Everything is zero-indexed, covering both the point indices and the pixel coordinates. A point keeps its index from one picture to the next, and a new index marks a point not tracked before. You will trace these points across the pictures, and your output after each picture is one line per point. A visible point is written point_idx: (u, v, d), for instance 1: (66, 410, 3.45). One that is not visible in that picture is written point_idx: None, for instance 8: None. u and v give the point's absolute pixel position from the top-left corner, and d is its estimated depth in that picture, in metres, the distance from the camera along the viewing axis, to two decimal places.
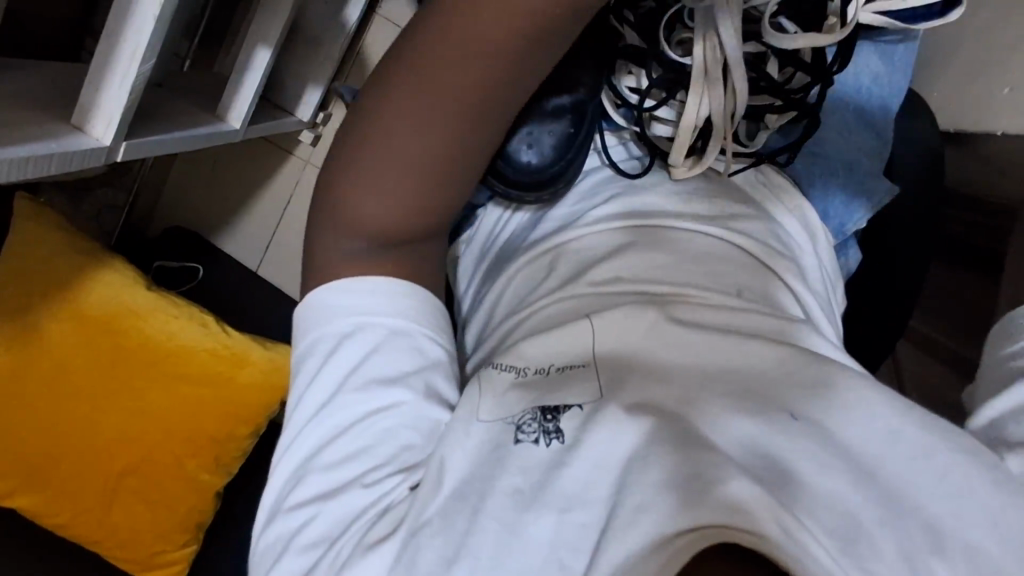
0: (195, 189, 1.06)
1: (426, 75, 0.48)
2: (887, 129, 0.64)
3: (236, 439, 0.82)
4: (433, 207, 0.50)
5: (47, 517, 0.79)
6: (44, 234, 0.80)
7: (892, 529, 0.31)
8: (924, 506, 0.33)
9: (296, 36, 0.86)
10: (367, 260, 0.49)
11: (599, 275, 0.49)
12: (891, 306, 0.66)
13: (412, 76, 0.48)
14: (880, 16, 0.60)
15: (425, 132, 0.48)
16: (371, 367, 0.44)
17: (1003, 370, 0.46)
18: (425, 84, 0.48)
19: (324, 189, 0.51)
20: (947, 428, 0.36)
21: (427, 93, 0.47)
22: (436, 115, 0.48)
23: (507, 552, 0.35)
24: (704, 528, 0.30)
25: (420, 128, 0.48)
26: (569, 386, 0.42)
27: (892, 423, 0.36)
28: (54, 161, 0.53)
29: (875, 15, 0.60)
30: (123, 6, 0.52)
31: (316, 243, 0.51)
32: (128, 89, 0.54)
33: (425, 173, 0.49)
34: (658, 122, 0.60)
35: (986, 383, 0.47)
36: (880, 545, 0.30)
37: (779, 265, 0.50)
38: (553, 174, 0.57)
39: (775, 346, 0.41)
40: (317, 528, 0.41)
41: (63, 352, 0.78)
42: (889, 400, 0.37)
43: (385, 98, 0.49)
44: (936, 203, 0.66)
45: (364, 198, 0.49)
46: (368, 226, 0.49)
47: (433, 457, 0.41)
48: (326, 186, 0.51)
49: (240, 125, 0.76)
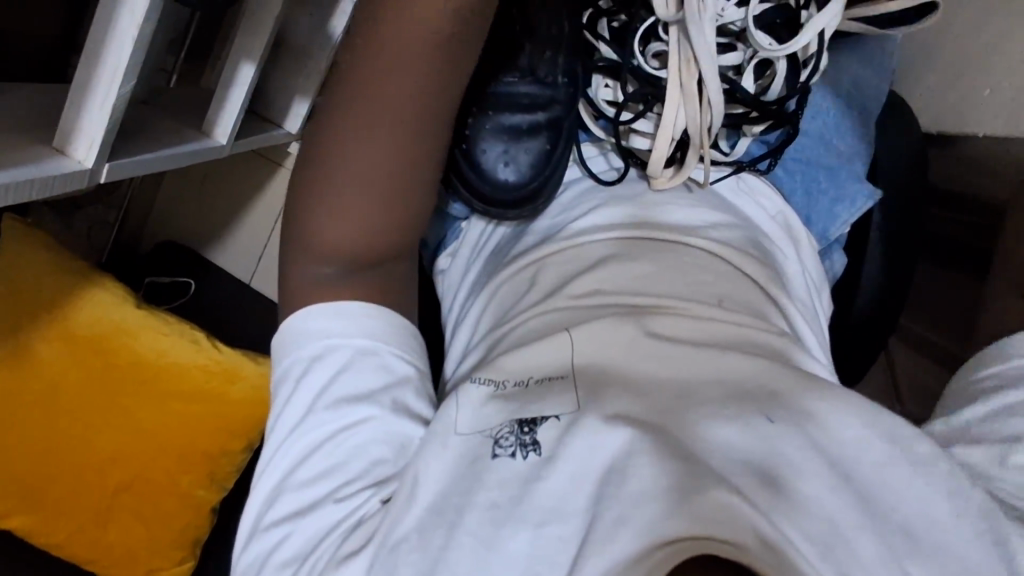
0: (184, 205, 1.06)
1: (393, 103, 0.49)
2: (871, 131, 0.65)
3: (230, 453, 0.82)
4: (407, 219, 0.52)
5: (42, 537, 0.79)
6: (36, 255, 0.80)
7: (865, 541, 0.32)
8: (898, 510, 0.34)
9: (283, 49, 0.86)
10: (344, 281, 0.49)
11: (576, 288, 0.49)
12: (875, 315, 0.66)
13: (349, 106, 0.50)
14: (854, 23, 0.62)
15: (382, 133, 0.49)
16: (341, 385, 0.45)
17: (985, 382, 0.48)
18: (376, 110, 0.49)
19: (296, 221, 0.51)
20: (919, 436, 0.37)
21: (397, 112, 0.49)
22: (391, 107, 0.49)
23: (485, 569, 0.35)
24: (694, 538, 0.30)
25: (380, 138, 0.49)
26: (548, 398, 0.42)
27: (862, 434, 0.36)
28: (35, 185, 0.53)
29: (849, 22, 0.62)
30: (101, 29, 0.52)
31: (291, 271, 0.51)
32: (109, 110, 0.54)
33: (398, 188, 0.50)
34: (637, 135, 0.61)
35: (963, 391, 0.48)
36: (858, 554, 0.31)
37: (762, 276, 0.50)
38: (534, 188, 0.57)
39: (758, 358, 0.42)
40: (291, 547, 0.41)
41: (53, 373, 0.78)
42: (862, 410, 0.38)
43: (354, 125, 0.49)
44: (919, 204, 0.66)
45: (338, 224, 0.49)
46: (348, 250, 0.50)
47: (408, 470, 0.41)
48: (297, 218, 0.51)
49: (227, 140, 0.76)
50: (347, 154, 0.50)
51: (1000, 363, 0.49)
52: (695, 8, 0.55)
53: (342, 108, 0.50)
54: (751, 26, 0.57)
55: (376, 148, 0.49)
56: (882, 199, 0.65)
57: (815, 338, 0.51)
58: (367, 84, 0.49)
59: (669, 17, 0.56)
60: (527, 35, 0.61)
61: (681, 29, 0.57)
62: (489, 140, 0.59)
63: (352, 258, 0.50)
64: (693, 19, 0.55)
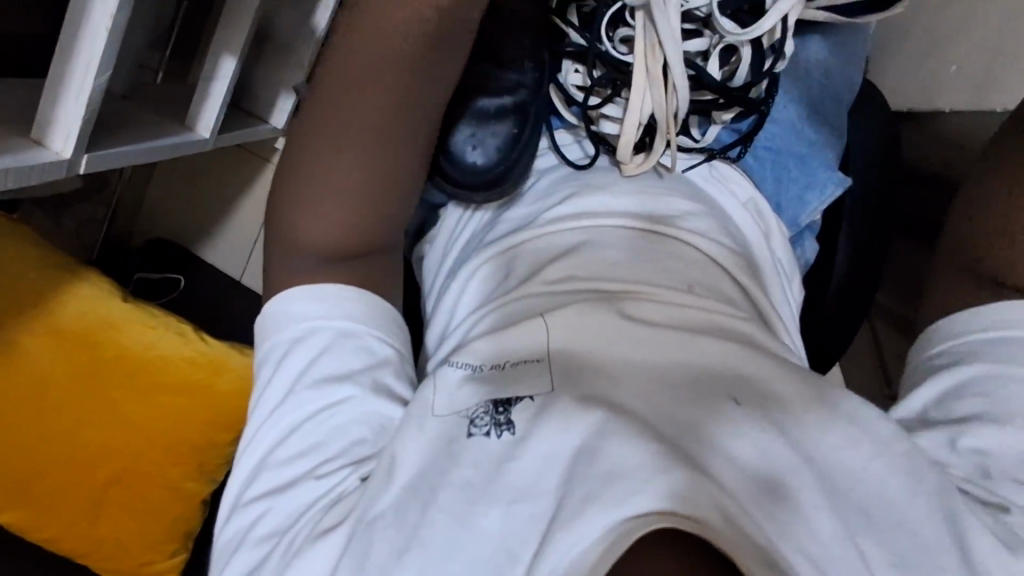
0: (173, 202, 1.06)
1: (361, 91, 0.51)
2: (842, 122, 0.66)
3: (219, 446, 0.83)
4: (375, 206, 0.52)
5: (33, 532, 0.80)
6: (21, 250, 0.79)
7: (818, 517, 0.34)
8: (852, 490, 0.36)
9: (266, 44, 0.86)
10: (326, 270, 0.50)
11: (550, 273, 0.49)
12: (851, 299, 0.67)
13: (324, 96, 0.52)
14: (823, 12, 0.61)
15: (349, 121, 0.51)
16: (324, 365, 0.45)
17: (930, 364, 0.49)
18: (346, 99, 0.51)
19: (274, 209, 0.53)
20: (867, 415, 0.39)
21: (362, 99, 0.51)
22: (359, 96, 0.51)
23: (456, 545, 0.35)
24: (654, 515, 0.32)
25: (346, 125, 0.51)
26: (524, 379, 0.42)
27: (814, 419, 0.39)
28: (13, 176, 0.53)
29: (818, 11, 0.61)
30: (75, 20, 0.53)
31: (271, 258, 0.52)
32: (85, 103, 0.54)
33: (363, 175, 0.51)
34: (607, 120, 0.61)
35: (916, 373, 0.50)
36: (812, 531, 0.33)
37: (733, 265, 0.51)
38: (498, 173, 0.58)
39: (726, 342, 0.43)
40: (269, 522, 0.42)
41: (41, 367, 0.78)
42: (810, 394, 0.40)
43: (325, 113, 0.51)
44: (891, 185, 0.67)
45: (310, 208, 0.51)
46: (316, 233, 0.50)
47: (387, 449, 0.41)
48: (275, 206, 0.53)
49: (210, 134, 0.76)
50: (318, 142, 0.51)
51: (941, 343, 0.50)
52: None
53: (319, 99, 0.52)
54: (716, 12, 0.57)
55: (344, 134, 0.51)
56: (854, 187, 0.66)
57: (784, 324, 0.51)
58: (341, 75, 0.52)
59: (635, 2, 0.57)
60: (494, 23, 0.62)
61: (647, 15, 0.58)
62: (459, 125, 0.59)
63: (323, 244, 0.50)
64: (659, 4, 0.56)
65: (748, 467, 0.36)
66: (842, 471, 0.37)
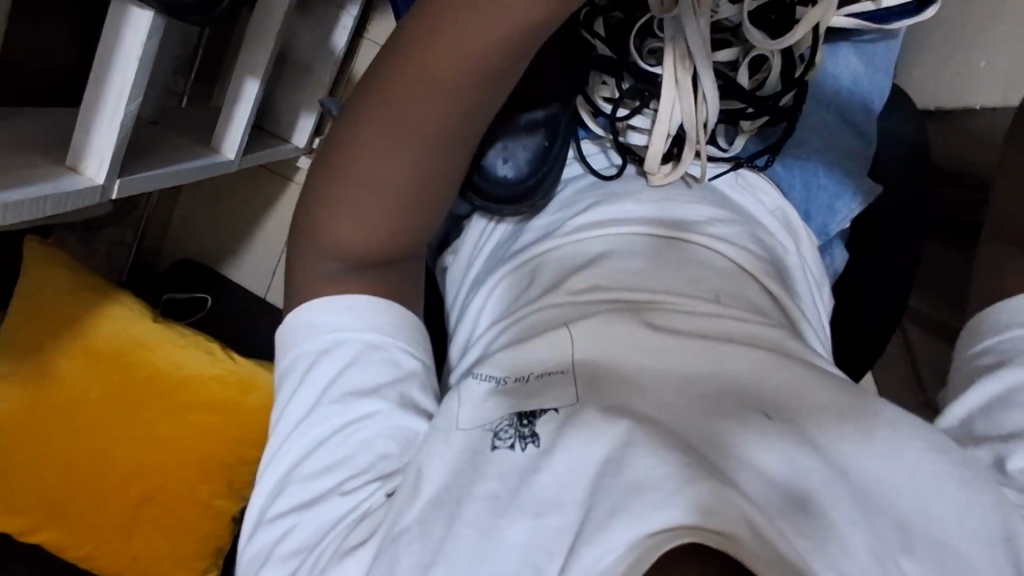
0: (200, 223, 1.08)
1: (398, 106, 0.49)
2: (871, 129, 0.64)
3: (248, 464, 0.84)
4: (407, 224, 0.51)
5: (68, 550, 0.81)
6: (53, 275, 0.80)
7: (857, 532, 0.33)
8: (896, 504, 0.35)
9: (288, 66, 0.88)
10: (346, 276, 0.50)
11: (575, 283, 0.49)
12: (879, 304, 0.66)
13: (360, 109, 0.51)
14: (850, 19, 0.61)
15: (386, 138, 0.50)
16: (349, 379, 0.45)
17: (972, 368, 0.48)
18: (382, 113, 0.50)
19: (304, 219, 0.52)
20: (908, 423, 0.38)
21: (399, 116, 0.49)
22: (397, 112, 0.49)
23: (482, 558, 0.35)
24: (674, 530, 0.31)
25: (381, 142, 0.50)
26: (548, 391, 0.42)
27: (853, 428, 0.38)
28: (49, 202, 0.54)
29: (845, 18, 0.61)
30: (107, 51, 0.54)
31: (298, 255, 0.52)
32: (117, 129, 0.56)
33: (396, 193, 0.50)
34: (634, 131, 0.61)
35: (958, 377, 0.48)
36: (852, 546, 0.32)
37: (762, 272, 0.50)
38: (530, 185, 0.57)
39: (754, 351, 0.42)
40: (296, 537, 0.42)
41: (76, 388, 0.80)
42: (846, 403, 0.39)
43: (360, 127, 0.50)
44: (923, 188, 0.66)
45: (343, 223, 0.50)
46: (348, 248, 0.50)
47: (412, 462, 0.41)
48: (305, 217, 0.52)
49: (235, 155, 0.78)
50: (352, 157, 0.50)
51: (996, 336, 0.47)
52: (689, 6, 0.55)
53: (355, 112, 0.51)
54: (744, 22, 0.56)
55: (379, 151, 0.50)
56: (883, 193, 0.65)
57: (814, 331, 0.51)
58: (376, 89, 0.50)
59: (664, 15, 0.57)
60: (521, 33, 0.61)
61: (676, 26, 0.57)
62: (489, 138, 0.58)
63: (356, 261, 0.50)
64: (688, 16, 0.55)
65: (776, 478, 0.35)
66: (876, 479, 0.36)
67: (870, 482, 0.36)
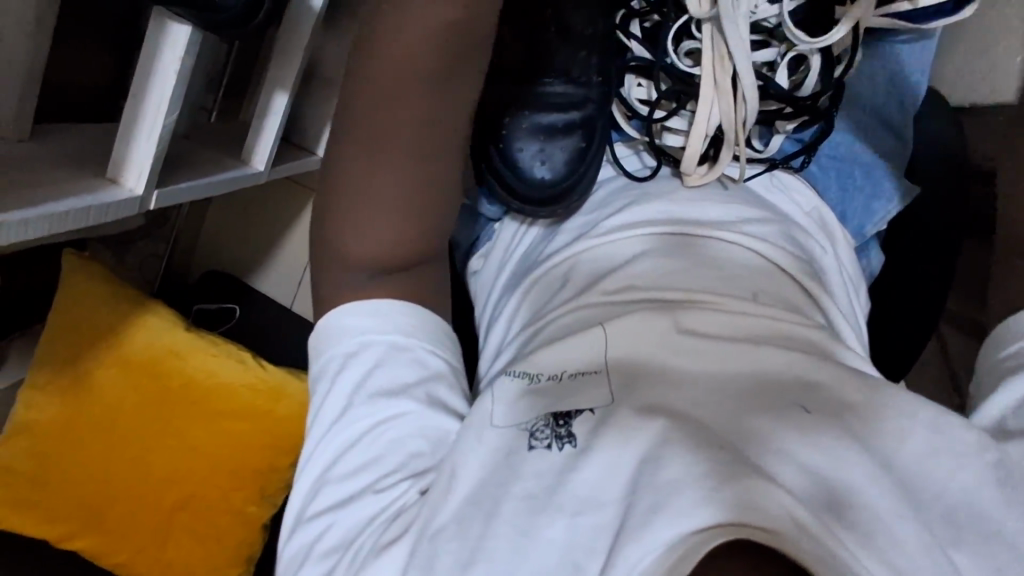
0: (229, 235, 1.10)
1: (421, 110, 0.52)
2: (910, 131, 0.63)
3: (278, 471, 0.84)
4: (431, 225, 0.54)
5: (105, 557, 0.83)
6: (90, 285, 0.82)
7: (909, 529, 0.32)
8: (943, 500, 0.34)
9: (313, 78, 0.90)
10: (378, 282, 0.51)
11: (610, 284, 0.49)
12: (923, 307, 0.64)
13: (385, 114, 0.51)
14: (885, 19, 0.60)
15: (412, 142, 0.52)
16: (377, 378, 0.46)
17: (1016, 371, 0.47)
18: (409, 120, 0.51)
19: (327, 225, 0.52)
20: (963, 424, 0.37)
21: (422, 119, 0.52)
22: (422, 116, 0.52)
23: (521, 557, 0.35)
24: (716, 527, 0.30)
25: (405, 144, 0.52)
26: (581, 392, 0.42)
27: (906, 427, 0.37)
28: (92, 214, 0.56)
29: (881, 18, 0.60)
30: (146, 66, 0.56)
31: (323, 268, 0.53)
32: (155, 141, 0.57)
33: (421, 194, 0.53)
34: (670, 132, 0.61)
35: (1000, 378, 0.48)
36: (901, 542, 0.31)
37: (800, 272, 0.50)
38: (567, 187, 0.58)
39: (793, 352, 0.41)
40: (334, 535, 0.42)
41: (112, 397, 0.82)
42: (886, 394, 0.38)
43: (385, 132, 0.51)
44: (964, 187, 0.65)
45: (368, 224, 0.51)
46: (373, 249, 0.51)
47: (446, 461, 0.41)
48: (327, 223, 0.52)
49: (265, 167, 0.79)
50: (376, 161, 0.51)
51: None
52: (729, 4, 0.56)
53: (375, 118, 0.51)
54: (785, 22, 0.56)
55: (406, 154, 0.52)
56: (920, 194, 0.64)
57: (852, 331, 0.50)
58: (400, 96, 0.51)
59: (704, 14, 0.58)
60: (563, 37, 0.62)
61: (715, 25, 0.58)
62: (525, 141, 0.60)
63: (384, 264, 0.51)
64: (727, 14, 0.56)
65: (818, 473, 0.34)
66: (924, 477, 0.35)
67: (921, 481, 0.35)
